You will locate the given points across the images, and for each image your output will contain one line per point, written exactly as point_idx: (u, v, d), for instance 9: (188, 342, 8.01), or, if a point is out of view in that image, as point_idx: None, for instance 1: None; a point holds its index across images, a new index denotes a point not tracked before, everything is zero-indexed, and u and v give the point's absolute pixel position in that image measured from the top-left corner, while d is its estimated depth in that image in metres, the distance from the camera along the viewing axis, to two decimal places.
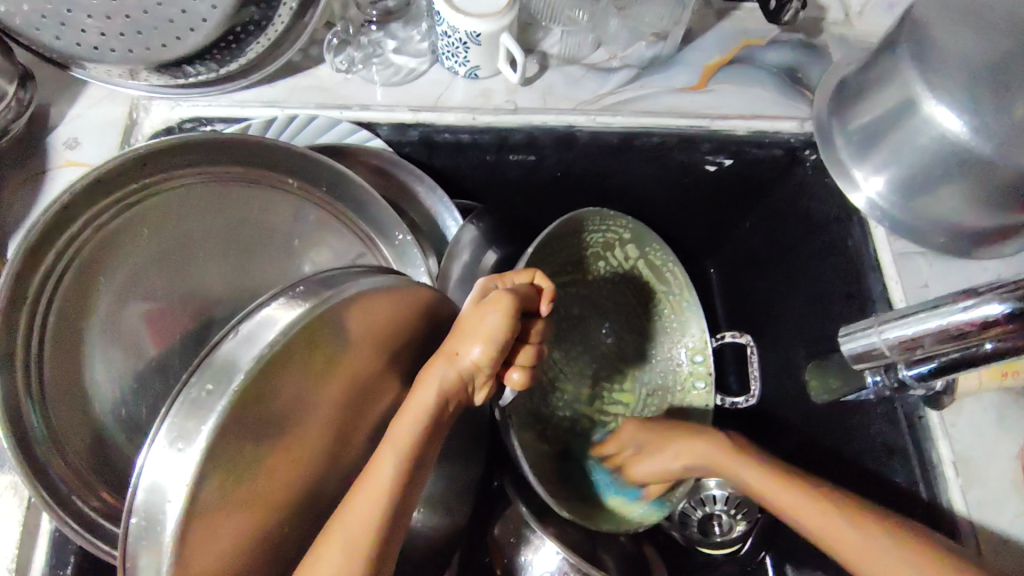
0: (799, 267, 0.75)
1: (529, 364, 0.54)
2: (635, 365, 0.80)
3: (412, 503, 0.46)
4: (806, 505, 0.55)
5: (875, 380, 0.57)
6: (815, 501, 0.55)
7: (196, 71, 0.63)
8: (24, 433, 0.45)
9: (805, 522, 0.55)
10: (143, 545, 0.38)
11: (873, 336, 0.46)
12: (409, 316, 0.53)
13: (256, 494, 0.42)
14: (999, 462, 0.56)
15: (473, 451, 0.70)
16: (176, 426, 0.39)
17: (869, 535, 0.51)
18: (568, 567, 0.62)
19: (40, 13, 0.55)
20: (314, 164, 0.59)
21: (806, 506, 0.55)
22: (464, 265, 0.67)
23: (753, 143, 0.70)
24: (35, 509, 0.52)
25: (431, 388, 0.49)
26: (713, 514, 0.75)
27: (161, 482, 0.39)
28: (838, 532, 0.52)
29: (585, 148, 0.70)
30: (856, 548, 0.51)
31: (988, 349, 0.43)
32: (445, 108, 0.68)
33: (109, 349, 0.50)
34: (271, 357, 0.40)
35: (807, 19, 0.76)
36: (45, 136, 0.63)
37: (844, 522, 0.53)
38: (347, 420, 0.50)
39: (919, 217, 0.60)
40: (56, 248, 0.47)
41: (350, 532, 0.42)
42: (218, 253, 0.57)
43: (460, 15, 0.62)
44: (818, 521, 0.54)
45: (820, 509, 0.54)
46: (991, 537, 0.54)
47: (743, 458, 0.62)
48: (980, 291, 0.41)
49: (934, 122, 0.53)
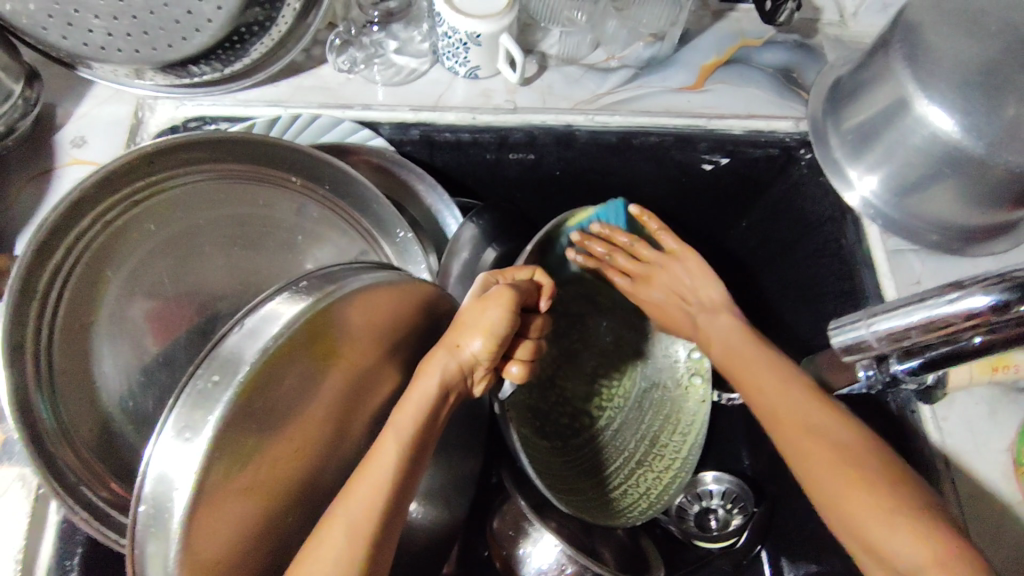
0: (793, 265, 0.76)
1: (528, 359, 0.55)
2: (633, 363, 0.80)
3: (414, 490, 0.48)
4: (794, 407, 0.53)
5: (867, 374, 0.56)
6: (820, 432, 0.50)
7: (200, 71, 0.64)
8: (34, 423, 0.45)
9: (781, 418, 0.53)
10: (151, 532, 0.39)
11: (862, 328, 0.47)
12: (410, 310, 0.54)
13: (260, 482, 0.44)
14: (989, 455, 0.57)
15: (473, 445, 0.71)
16: (183, 417, 0.40)
17: (831, 455, 0.48)
18: (566, 559, 0.63)
19: (48, 12, 0.56)
20: (317, 162, 0.60)
21: (810, 418, 0.51)
22: (463, 263, 0.68)
23: (749, 142, 0.71)
24: (43, 500, 0.53)
25: (431, 378, 0.50)
26: (710, 508, 0.78)
27: (168, 471, 0.40)
28: (804, 439, 0.50)
29: (583, 146, 0.71)
30: (815, 455, 0.49)
31: (975, 344, 0.45)
32: (446, 107, 0.69)
33: (117, 342, 0.51)
34: (277, 350, 0.42)
35: (803, 20, 0.77)
36: (52, 134, 0.64)
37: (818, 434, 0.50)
38: (349, 412, 0.52)
39: (912, 215, 0.61)
40: (65, 244, 0.48)
41: (353, 518, 0.43)
42: (223, 249, 0.58)
43: (461, 16, 0.63)
44: (796, 419, 0.52)
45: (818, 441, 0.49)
46: (981, 528, 0.55)
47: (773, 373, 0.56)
48: (965, 285, 0.41)
49: (927, 121, 0.55)
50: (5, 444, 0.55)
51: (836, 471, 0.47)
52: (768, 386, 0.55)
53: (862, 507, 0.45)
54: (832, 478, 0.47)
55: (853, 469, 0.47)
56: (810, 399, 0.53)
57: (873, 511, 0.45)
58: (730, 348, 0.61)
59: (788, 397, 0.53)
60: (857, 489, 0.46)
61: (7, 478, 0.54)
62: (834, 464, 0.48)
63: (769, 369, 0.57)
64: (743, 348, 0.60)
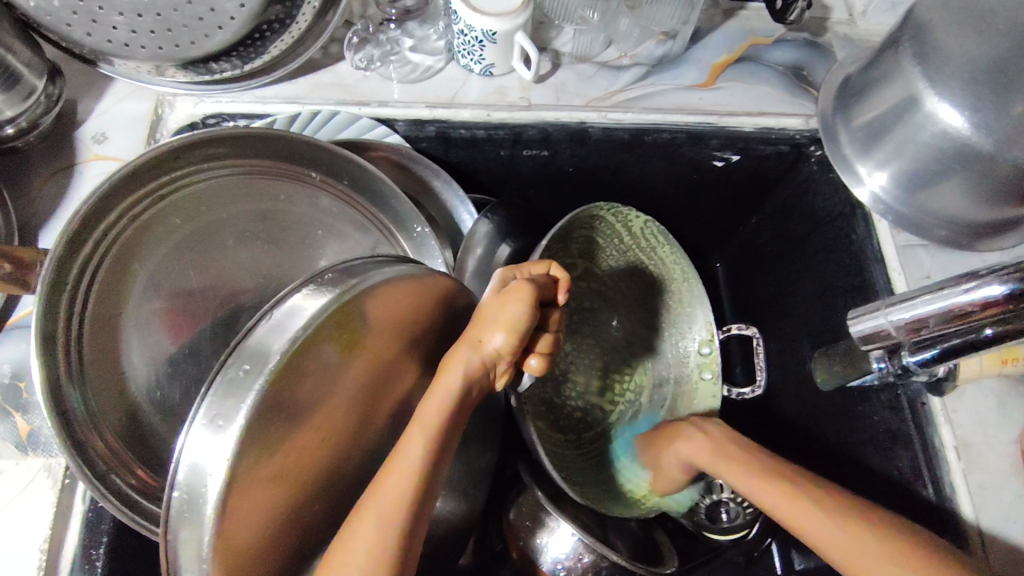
0: (801, 260, 0.77)
1: (546, 352, 0.57)
2: (644, 357, 0.81)
3: (440, 480, 0.49)
4: (786, 497, 0.56)
5: (880, 367, 0.58)
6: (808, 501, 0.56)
7: (220, 67, 0.65)
8: (65, 413, 0.46)
9: (785, 510, 0.56)
10: (185, 518, 0.40)
11: (879, 317, 0.48)
12: (430, 303, 0.55)
13: (289, 470, 0.44)
14: (998, 446, 0.58)
15: (488, 438, 0.72)
16: (214, 406, 0.41)
17: (849, 529, 0.53)
18: (583, 548, 0.64)
19: (72, 9, 0.57)
20: (336, 158, 0.62)
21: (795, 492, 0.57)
22: (478, 258, 0.69)
23: (760, 139, 0.72)
24: (68, 490, 0.54)
25: (456, 373, 0.51)
26: (722, 501, 0.76)
27: (201, 459, 0.40)
28: (817, 522, 0.54)
29: (596, 143, 0.72)
30: (833, 536, 0.53)
31: (985, 336, 0.47)
32: (461, 104, 0.70)
33: (144, 335, 0.52)
34: (304, 340, 0.42)
35: (813, 18, 0.78)
36: (73, 130, 0.65)
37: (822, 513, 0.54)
38: (372, 404, 0.52)
39: (921, 211, 0.62)
40: (93, 238, 0.49)
41: (384, 509, 0.44)
42: (245, 244, 0.59)
43: (477, 14, 0.64)
44: (797, 508, 0.55)
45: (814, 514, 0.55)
46: (991, 518, 0.56)
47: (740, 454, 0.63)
48: (981, 274, 0.43)
49: (937, 117, 0.55)
50: (30, 435, 0.55)
51: (856, 541, 0.52)
52: (755, 482, 0.59)
53: (893, 572, 0.50)
54: (856, 554, 0.51)
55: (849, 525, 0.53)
56: (797, 483, 0.57)
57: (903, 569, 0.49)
58: (710, 455, 0.64)
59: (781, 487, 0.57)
60: (883, 556, 0.50)
61: (32, 470, 0.54)
62: (852, 534, 0.52)
63: (748, 464, 0.61)
64: (721, 451, 0.63)
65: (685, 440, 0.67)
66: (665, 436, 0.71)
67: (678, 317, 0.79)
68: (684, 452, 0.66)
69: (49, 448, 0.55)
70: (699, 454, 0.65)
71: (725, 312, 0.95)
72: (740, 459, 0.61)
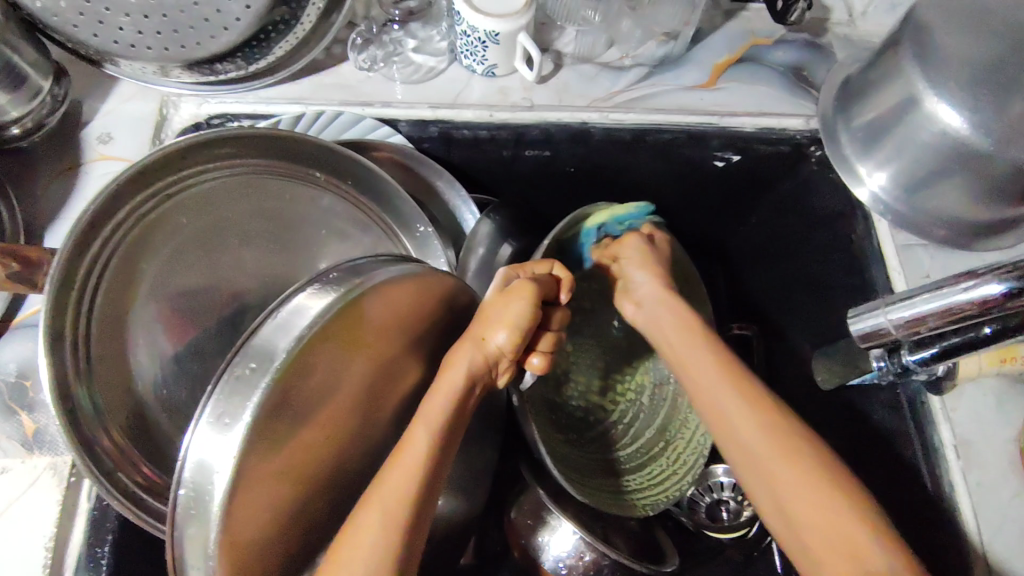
0: (802, 260, 0.78)
1: (549, 350, 0.57)
2: (645, 357, 0.82)
3: (444, 477, 0.49)
4: (744, 411, 0.51)
5: (879, 365, 0.60)
6: (766, 418, 0.50)
7: (225, 68, 0.65)
8: (72, 411, 0.47)
9: (732, 426, 0.51)
10: (193, 515, 0.41)
11: (879, 315, 0.47)
12: (433, 302, 0.55)
13: (295, 468, 0.45)
14: (997, 445, 0.59)
15: (491, 437, 0.72)
16: (221, 404, 0.42)
17: (819, 487, 0.46)
18: (585, 546, 0.65)
19: (79, 10, 0.57)
20: (341, 158, 0.62)
21: (756, 409, 0.51)
22: (480, 259, 0.70)
23: (760, 139, 0.73)
24: (74, 488, 0.54)
25: (459, 371, 0.52)
26: (722, 500, 0.78)
27: (207, 457, 0.41)
28: (761, 446, 0.49)
29: (598, 143, 0.73)
30: (775, 460, 0.48)
31: (983, 335, 0.48)
32: (463, 105, 0.70)
33: (150, 334, 0.53)
34: (310, 339, 0.43)
35: (814, 19, 0.78)
36: (78, 130, 0.66)
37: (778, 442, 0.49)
38: (377, 402, 0.53)
39: (921, 211, 0.62)
40: (102, 237, 0.49)
41: (388, 505, 0.44)
42: (250, 243, 0.59)
43: (480, 15, 0.64)
44: (750, 422, 0.50)
45: (766, 429, 0.50)
46: (989, 516, 0.57)
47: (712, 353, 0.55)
48: (979, 273, 0.43)
49: (937, 118, 0.56)
50: (36, 434, 0.55)
51: (802, 479, 0.47)
52: (716, 390, 0.53)
53: (825, 515, 0.45)
54: (791, 487, 0.47)
55: (809, 468, 0.47)
56: (769, 402, 0.51)
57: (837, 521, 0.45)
58: (676, 351, 0.57)
59: (746, 400, 0.51)
60: (824, 501, 0.46)
61: (38, 468, 0.55)
62: (811, 474, 0.47)
63: (739, 385, 0.53)
64: (697, 354, 0.56)
65: (687, 350, 0.57)
66: (657, 258, 0.65)
67: None
68: (637, 282, 0.63)
69: (54, 447, 0.55)
70: (652, 300, 0.62)
71: (726, 311, 0.96)
72: (670, 293, 0.62)
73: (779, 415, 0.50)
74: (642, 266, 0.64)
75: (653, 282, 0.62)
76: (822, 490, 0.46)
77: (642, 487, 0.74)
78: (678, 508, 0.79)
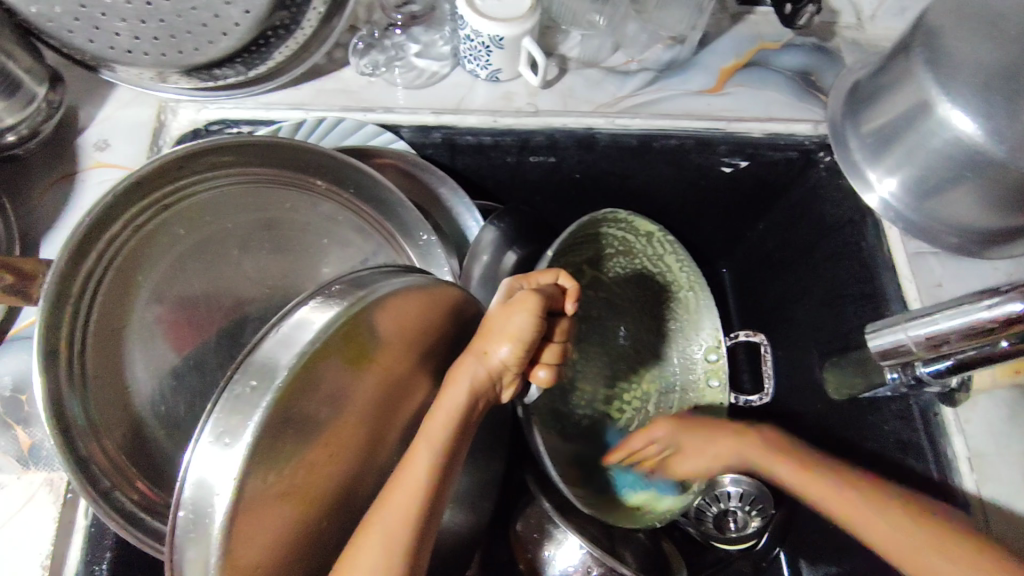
0: (811, 267, 0.76)
1: (554, 363, 0.56)
2: (651, 365, 0.81)
3: (448, 494, 0.48)
4: (866, 499, 0.58)
5: (892, 377, 0.58)
6: (867, 496, 0.58)
7: (225, 74, 0.64)
8: (67, 428, 0.46)
9: (851, 509, 0.58)
10: (192, 537, 0.39)
11: (900, 333, 0.48)
12: (440, 314, 0.54)
13: (299, 487, 0.44)
14: (1012, 457, 0.58)
15: (496, 449, 0.71)
16: (222, 422, 0.40)
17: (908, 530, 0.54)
18: (592, 561, 0.64)
19: (74, 15, 0.56)
20: (342, 165, 0.61)
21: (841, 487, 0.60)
22: (484, 266, 0.68)
23: (769, 146, 0.71)
24: (71, 505, 0.53)
25: (462, 385, 0.51)
26: (728, 511, 0.75)
27: (208, 477, 0.40)
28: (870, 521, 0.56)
29: (603, 149, 0.71)
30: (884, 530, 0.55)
31: (1002, 348, 0.46)
32: (467, 111, 0.69)
33: (148, 348, 0.51)
34: (311, 355, 0.42)
35: (822, 22, 0.77)
36: (74, 137, 0.64)
37: (888, 511, 0.56)
38: (383, 418, 0.52)
39: (933, 218, 0.61)
40: (98, 249, 0.48)
41: (389, 525, 0.43)
42: (250, 253, 0.58)
43: (483, 18, 0.63)
44: (862, 506, 0.58)
45: (875, 503, 0.57)
46: (1004, 529, 0.56)
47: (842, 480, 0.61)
48: (1002, 291, 0.42)
49: (949, 124, 0.55)
50: (31, 449, 0.54)
51: (893, 527, 0.55)
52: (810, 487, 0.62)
53: (933, 564, 0.52)
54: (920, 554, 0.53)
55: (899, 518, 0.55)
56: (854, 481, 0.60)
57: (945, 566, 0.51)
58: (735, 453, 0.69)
59: (840, 493, 0.59)
60: (923, 549, 0.53)
61: (34, 484, 0.53)
62: (907, 526, 0.54)
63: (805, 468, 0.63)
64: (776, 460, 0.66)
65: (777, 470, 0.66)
66: (699, 441, 0.71)
67: (682, 326, 0.79)
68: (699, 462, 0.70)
69: (50, 462, 0.54)
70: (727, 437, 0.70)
71: (732, 318, 0.95)
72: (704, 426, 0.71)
73: (882, 494, 0.57)
74: (709, 455, 0.70)
75: (711, 463, 0.70)
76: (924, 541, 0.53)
77: (654, 503, 0.72)
78: (684, 519, 0.77)
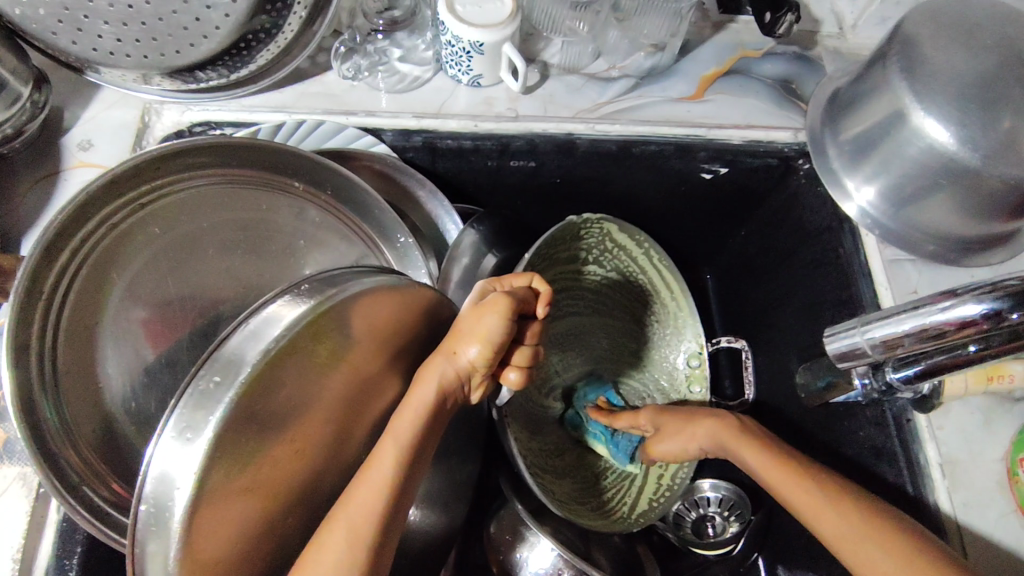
0: (791, 273, 0.76)
1: (525, 365, 0.56)
2: (631, 371, 0.82)
3: (413, 492, 0.48)
4: (775, 467, 0.57)
5: (863, 382, 0.59)
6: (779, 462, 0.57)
7: (208, 76, 0.65)
8: (37, 423, 0.46)
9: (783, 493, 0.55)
10: (152, 531, 0.40)
11: (856, 336, 0.48)
12: (411, 314, 0.54)
13: (261, 483, 0.44)
14: (982, 464, 0.58)
15: (471, 450, 0.71)
16: (184, 417, 0.40)
17: (805, 485, 0.55)
18: (563, 564, 0.64)
19: (57, 17, 0.57)
20: (320, 168, 0.62)
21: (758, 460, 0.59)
22: (464, 268, 0.69)
23: (747, 152, 0.72)
24: (42, 500, 0.53)
25: (429, 385, 0.51)
26: (707, 516, 0.77)
27: (169, 472, 0.40)
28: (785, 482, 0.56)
29: (584, 154, 0.72)
30: (820, 508, 0.53)
31: (969, 353, 0.47)
32: (448, 115, 0.70)
33: (121, 344, 0.52)
34: (278, 351, 0.42)
35: (802, 31, 0.78)
36: (59, 137, 0.65)
37: (810, 490, 0.54)
38: (351, 417, 0.52)
39: (909, 226, 0.61)
40: (71, 246, 0.49)
41: (353, 522, 0.44)
42: (226, 252, 0.59)
43: (464, 25, 0.64)
44: (789, 475, 0.56)
45: (764, 455, 0.59)
46: (977, 539, 0.55)
47: (764, 450, 0.59)
48: (958, 293, 0.43)
49: (924, 133, 0.55)
50: (6, 444, 0.54)
51: (793, 487, 0.55)
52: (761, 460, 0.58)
53: (829, 517, 0.52)
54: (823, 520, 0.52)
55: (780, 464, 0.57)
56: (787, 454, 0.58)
57: (877, 554, 0.49)
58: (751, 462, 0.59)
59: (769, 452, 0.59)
60: (857, 535, 0.50)
61: (7, 479, 0.53)
62: (825, 505, 0.53)
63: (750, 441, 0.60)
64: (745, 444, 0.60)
65: (749, 457, 0.59)
66: (674, 422, 0.67)
67: (667, 331, 0.80)
68: (672, 448, 0.67)
69: (24, 457, 0.54)
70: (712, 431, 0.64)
71: (714, 323, 0.95)
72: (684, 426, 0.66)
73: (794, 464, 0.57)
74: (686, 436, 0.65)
75: (689, 447, 0.65)
76: (862, 530, 0.50)
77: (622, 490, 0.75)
78: (663, 523, 0.78)
